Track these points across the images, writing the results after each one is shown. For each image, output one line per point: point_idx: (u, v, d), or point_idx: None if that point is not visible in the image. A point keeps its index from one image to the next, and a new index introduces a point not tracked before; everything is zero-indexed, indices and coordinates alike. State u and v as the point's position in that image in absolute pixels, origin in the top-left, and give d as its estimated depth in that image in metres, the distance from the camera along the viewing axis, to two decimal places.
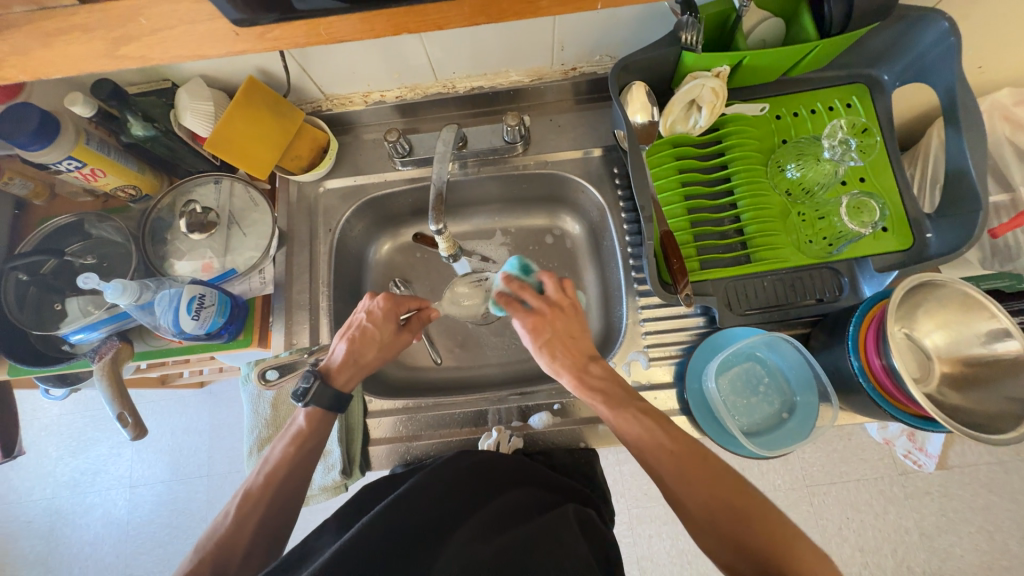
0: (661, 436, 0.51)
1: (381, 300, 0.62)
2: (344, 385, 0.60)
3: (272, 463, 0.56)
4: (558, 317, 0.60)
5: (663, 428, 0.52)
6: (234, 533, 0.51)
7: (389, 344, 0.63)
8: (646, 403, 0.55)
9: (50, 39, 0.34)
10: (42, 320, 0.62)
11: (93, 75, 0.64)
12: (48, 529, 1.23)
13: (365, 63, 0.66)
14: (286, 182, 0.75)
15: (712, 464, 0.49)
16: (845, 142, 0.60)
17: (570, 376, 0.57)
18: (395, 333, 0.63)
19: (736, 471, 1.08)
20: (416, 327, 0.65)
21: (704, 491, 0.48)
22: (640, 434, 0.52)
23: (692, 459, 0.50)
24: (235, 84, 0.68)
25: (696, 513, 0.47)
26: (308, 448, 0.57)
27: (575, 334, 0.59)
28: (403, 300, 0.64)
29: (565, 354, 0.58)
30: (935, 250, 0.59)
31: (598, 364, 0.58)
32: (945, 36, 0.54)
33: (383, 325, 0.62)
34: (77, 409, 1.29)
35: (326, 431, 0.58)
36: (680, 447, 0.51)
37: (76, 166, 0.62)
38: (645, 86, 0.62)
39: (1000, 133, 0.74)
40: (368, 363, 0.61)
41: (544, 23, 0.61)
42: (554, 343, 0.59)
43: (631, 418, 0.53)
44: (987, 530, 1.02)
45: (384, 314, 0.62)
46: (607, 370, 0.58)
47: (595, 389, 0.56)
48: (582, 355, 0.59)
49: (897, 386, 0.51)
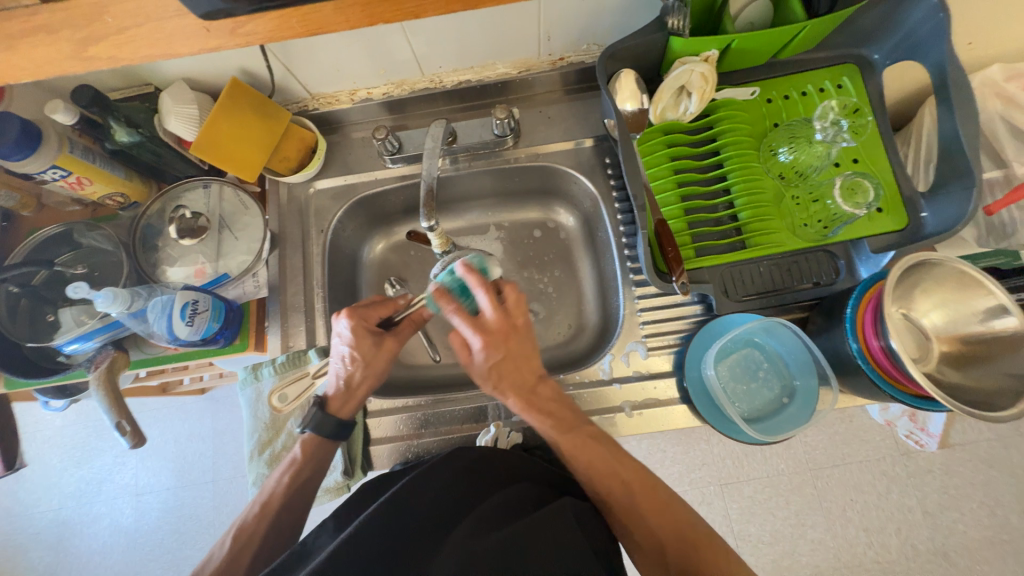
0: (614, 468, 0.53)
1: (346, 317, 0.60)
2: (344, 410, 0.60)
3: (266, 494, 0.58)
4: (512, 340, 0.55)
5: (613, 459, 0.53)
6: (230, 563, 0.53)
7: (376, 360, 0.61)
8: (593, 425, 0.56)
9: (14, 41, 0.36)
10: (35, 331, 0.62)
11: (73, 81, 0.63)
12: (56, 539, 1.23)
13: (349, 60, 0.65)
14: (276, 184, 0.75)
15: (662, 496, 0.53)
16: (836, 123, 0.61)
17: (516, 399, 0.55)
18: (377, 344, 0.60)
19: (739, 457, 1.09)
20: (402, 333, 0.63)
21: (654, 523, 0.51)
22: (591, 461, 0.53)
23: (643, 490, 0.52)
24: (218, 87, 0.67)
25: (645, 542, 0.51)
26: (304, 479, 0.58)
27: (524, 354, 0.56)
28: (371, 308, 0.62)
29: (512, 377, 0.56)
30: (931, 229, 0.58)
31: (547, 386, 0.57)
32: (935, 12, 0.53)
33: (360, 342, 0.60)
34: (78, 420, 1.29)
35: (323, 459, 0.59)
36: (629, 480, 0.53)
37: (62, 175, 0.61)
38: (632, 73, 0.61)
39: (993, 109, 0.73)
40: (361, 384, 0.61)
41: (528, 13, 0.60)
42: (506, 363, 0.55)
43: (580, 442, 0.53)
44: (988, 505, 1.03)
45: (356, 331, 0.60)
46: (556, 394, 0.57)
47: (545, 411, 0.55)
48: (529, 375, 0.56)
49: (896, 366, 0.50)
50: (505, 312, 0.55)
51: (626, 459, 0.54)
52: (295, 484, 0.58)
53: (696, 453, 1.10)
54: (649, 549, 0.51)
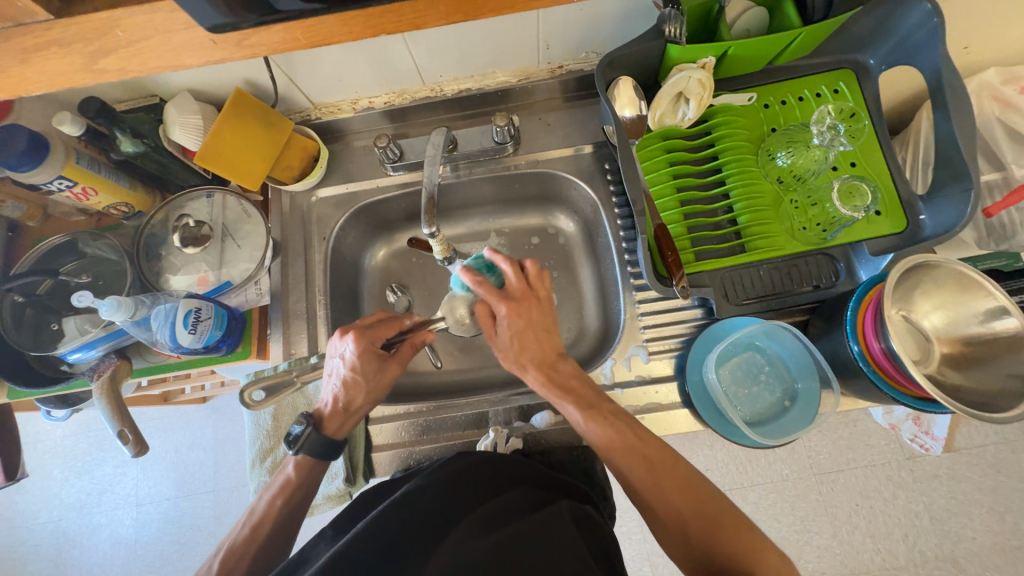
0: (632, 446, 0.52)
1: (352, 340, 0.59)
2: (338, 432, 0.61)
3: (257, 516, 0.56)
4: (531, 310, 0.58)
5: (633, 431, 0.54)
6: None
7: (377, 383, 0.61)
8: (614, 403, 0.57)
9: (25, 55, 0.36)
10: (40, 341, 0.62)
11: (79, 93, 0.65)
12: (56, 551, 1.23)
13: (351, 70, 0.66)
14: (279, 192, 0.75)
15: (685, 472, 0.52)
16: (834, 127, 0.60)
17: (538, 375, 0.57)
18: (380, 368, 0.61)
19: (742, 462, 1.08)
20: (404, 356, 0.63)
21: (676, 500, 0.50)
22: (611, 438, 0.53)
23: (662, 465, 0.52)
24: (222, 97, 0.68)
25: (669, 521, 0.50)
26: (295, 501, 0.57)
27: (546, 326, 0.58)
28: (377, 330, 0.61)
29: (532, 351, 0.58)
30: (930, 231, 0.58)
31: (567, 363, 0.58)
32: (928, 17, 0.54)
33: (365, 365, 0.59)
34: (80, 430, 1.29)
35: (314, 483, 0.58)
36: (650, 454, 0.52)
37: (68, 186, 0.62)
38: (630, 81, 0.62)
39: (989, 113, 0.74)
40: (358, 407, 0.61)
41: (528, 22, 0.61)
42: (527, 334, 0.58)
43: (602, 420, 0.54)
44: (996, 510, 1.02)
45: (363, 355, 0.59)
46: (577, 372, 0.58)
47: (564, 387, 0.56)
48: (551, 350, 0.58)
49: (897, 368, 0.50)
50: (526, 282, 0.58)
51: (648, 435, 0.54)
52: (287, 507, 0.57)
53: (699, 459, 1.10)
54: (671, 527, 0.50)
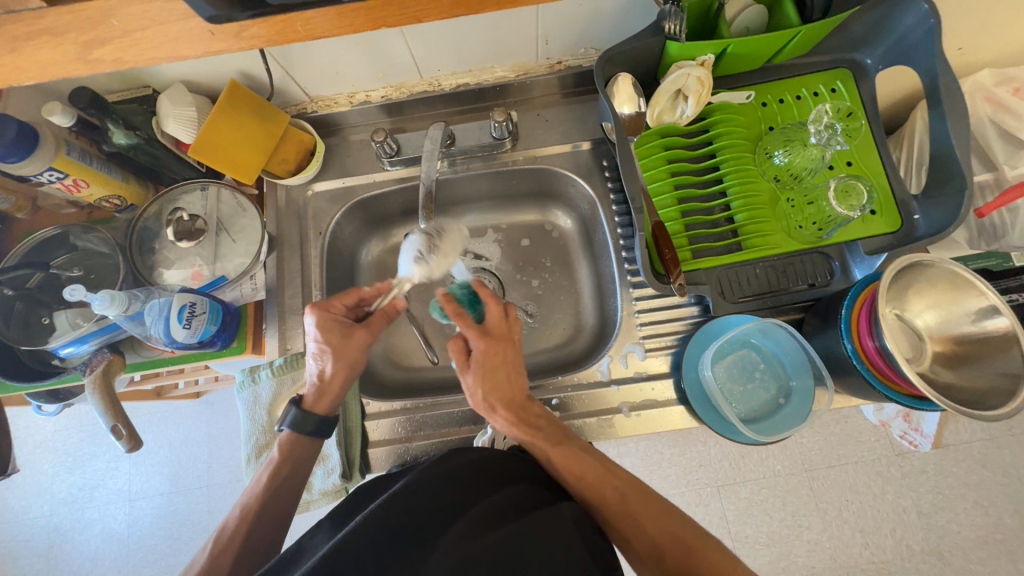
0: (604, 476, 0.54)
1: (311, 313, 0.59)
2: (324, 405, 0.60)
3: (248, 496, 0.57)
4: (499, 351, 0.58)
5: (604, 466, 0.55)
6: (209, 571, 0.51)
7: (347, 350, 0.59)
8: (586, 441, 0.58)
9: (19, 44, 0.36)
10: (30, 334, 0.61)
11: (70, 84, 0.63)
12: (47, 545, 1.22)
13: (348, 62, 0.65)
14: (274, 186, 0.75)
15: (656, 500, 0.54)
16: (831, 126, 0.61)
17: (507, 414, 0.57)
18: (346, 334, 0.60)
19: (735, 458, 1.10)
20: (373, 321, 0.62)
21: (650, 527, 0.51)
22: (585, 473, 0.54)
23: (634, 494, 0.54)
24: (216, 89, 0.67)
25: (644, 549, 0.51)
26: (281, 497, 0.57)
27: (516, 368, 0.59)
28: (334, 300, 0.61)
29: (503, 390, 0.58)
30: (923, 231, 0.59)
31: (535, 406, 0.59)
32: (925, 18, 0.54)
33: (329, 333, 0.59)
34: (71, 424, 1.28)
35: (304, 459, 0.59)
36: (623, 487, 0.54)
37: (58, 178, 0.61)
38: (630, 77, 0.63)
39: (983, 114, 0.74)
40: (337, 379, 0.60)
41: (527, 16, 0.60)
42: (495, 372, 0.58)
43: (572, 455, 0.55)
44: (982, 505, 1.03)
45: (321, 324, 0.59)
46: (546, 415, 0.59)
47: (535, 427, 0.56)
48: (519, 391, 0.58)
49: (889, 365, 0.51)
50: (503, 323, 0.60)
51: (620, 471, 0.56)
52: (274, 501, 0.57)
53: (693, 455, 1.11)
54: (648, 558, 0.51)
